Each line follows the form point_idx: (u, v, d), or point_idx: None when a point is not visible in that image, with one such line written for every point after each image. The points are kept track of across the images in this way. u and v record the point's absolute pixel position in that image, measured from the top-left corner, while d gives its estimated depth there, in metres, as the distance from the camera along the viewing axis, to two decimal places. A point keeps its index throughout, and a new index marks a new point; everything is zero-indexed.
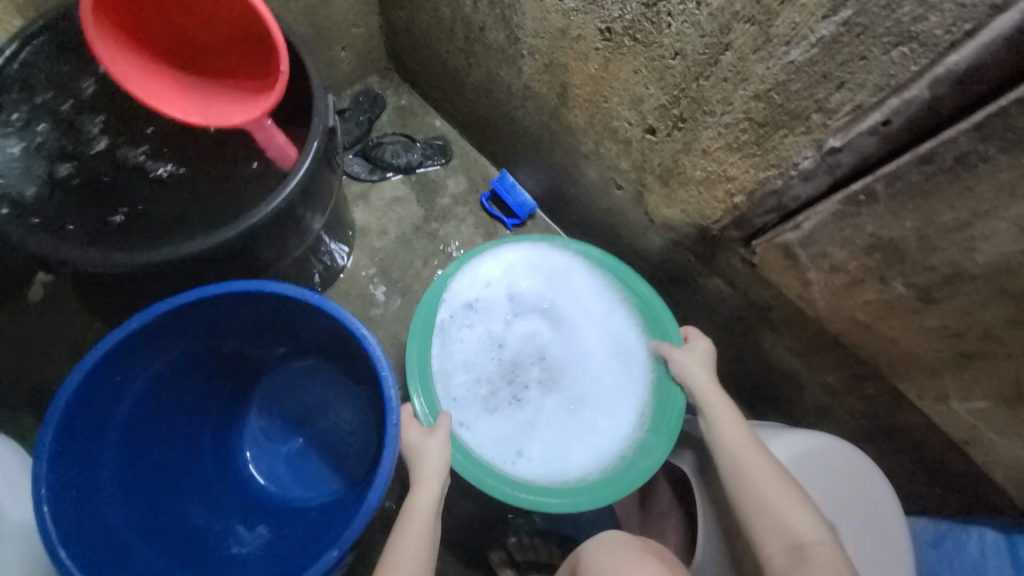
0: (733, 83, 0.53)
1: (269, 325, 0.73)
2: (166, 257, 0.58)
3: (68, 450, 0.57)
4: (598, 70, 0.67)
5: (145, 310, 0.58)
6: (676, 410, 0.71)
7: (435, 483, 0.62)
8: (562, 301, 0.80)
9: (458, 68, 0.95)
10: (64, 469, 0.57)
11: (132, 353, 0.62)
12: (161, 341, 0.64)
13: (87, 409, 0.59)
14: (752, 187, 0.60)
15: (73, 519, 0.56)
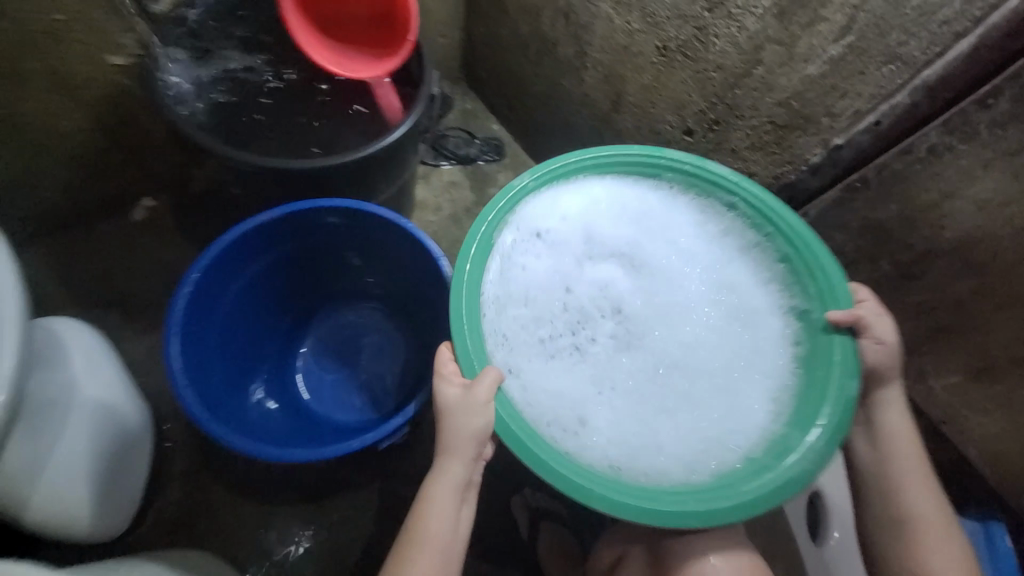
0: (761, 92, 0.68)
1: (351, 250, 0.85)
2: (298, 168, 0.73)
3: (194, 309, 0.70)
4: (650, 81, 0.82)
5: (264, 210, 0.72)
6: (840, 402, 0.54)
7: (477, 446, 0.56)
8: (653, 247, 0.67)
9: (526, 77, 1.11)
10: (190, 323, 0.70)
11: (243, 248, 0.75)
12: (267, 242, 0.77)
13: (207, 285, 0.72)
14: (770, 181, 0.73)
15: (189, 368, 0.68)
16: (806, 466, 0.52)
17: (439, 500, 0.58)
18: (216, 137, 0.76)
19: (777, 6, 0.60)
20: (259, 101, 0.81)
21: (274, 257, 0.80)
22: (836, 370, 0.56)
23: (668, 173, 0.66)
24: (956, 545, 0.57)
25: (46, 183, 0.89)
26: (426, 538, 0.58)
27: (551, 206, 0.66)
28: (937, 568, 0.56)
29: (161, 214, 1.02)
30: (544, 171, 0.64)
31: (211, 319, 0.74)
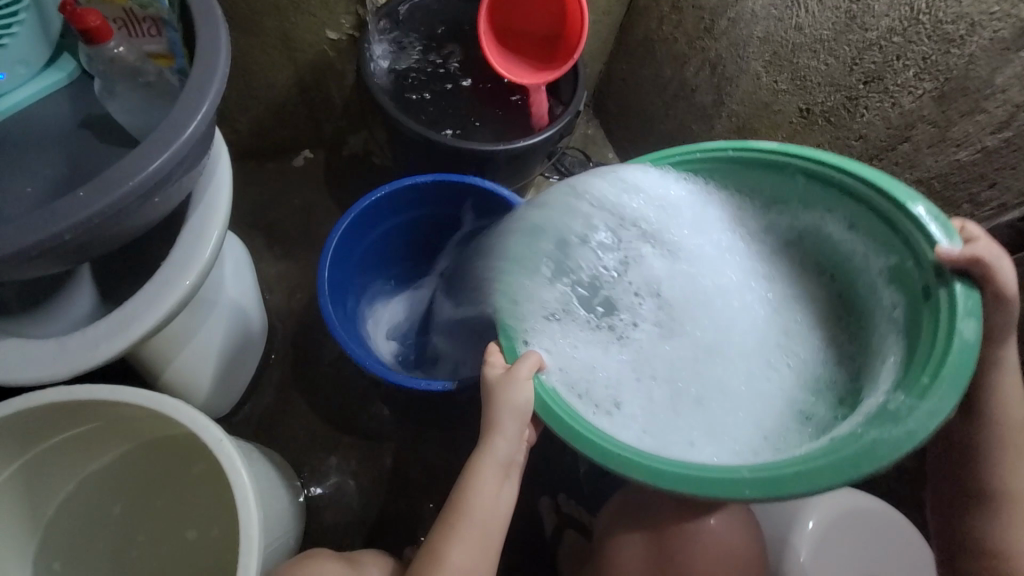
0: (902, 168, 0.71)
1: (471, 230, 0.93)
2: (455, 146, 0.85)
3: (343, 241, 0.82)
4: (784, 138, 0.86)
5: (417, 176, 0.83)
6: (956, 358, 0.47)
7: (519, 427, 0.57)
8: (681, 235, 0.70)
9: (654, 115, 1.18)
10: (337, 251, 0.81)
11: (387, 207, 0.86)
12: (407, 205, 0.88)
13: (354, 227, 0.83)
14: None
15: (330, 287, 0.79)
16: (909, 421, 0.45)
17: (480, 481, 0.59)
18: (395, 104, 0.89)
19: (937, 91, 0.65)
20: (434, 82, 0.94)
21: (405, 220, 0.90)
22: (949, 324, 0.48)
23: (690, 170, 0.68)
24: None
25: (243, 121, 1.07)
26: (465, 516, 0.59)
27: (569, 190, 0.69)
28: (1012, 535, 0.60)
29: (316, 166, 1.18)
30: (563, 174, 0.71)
31: (349, 255, 0.85)
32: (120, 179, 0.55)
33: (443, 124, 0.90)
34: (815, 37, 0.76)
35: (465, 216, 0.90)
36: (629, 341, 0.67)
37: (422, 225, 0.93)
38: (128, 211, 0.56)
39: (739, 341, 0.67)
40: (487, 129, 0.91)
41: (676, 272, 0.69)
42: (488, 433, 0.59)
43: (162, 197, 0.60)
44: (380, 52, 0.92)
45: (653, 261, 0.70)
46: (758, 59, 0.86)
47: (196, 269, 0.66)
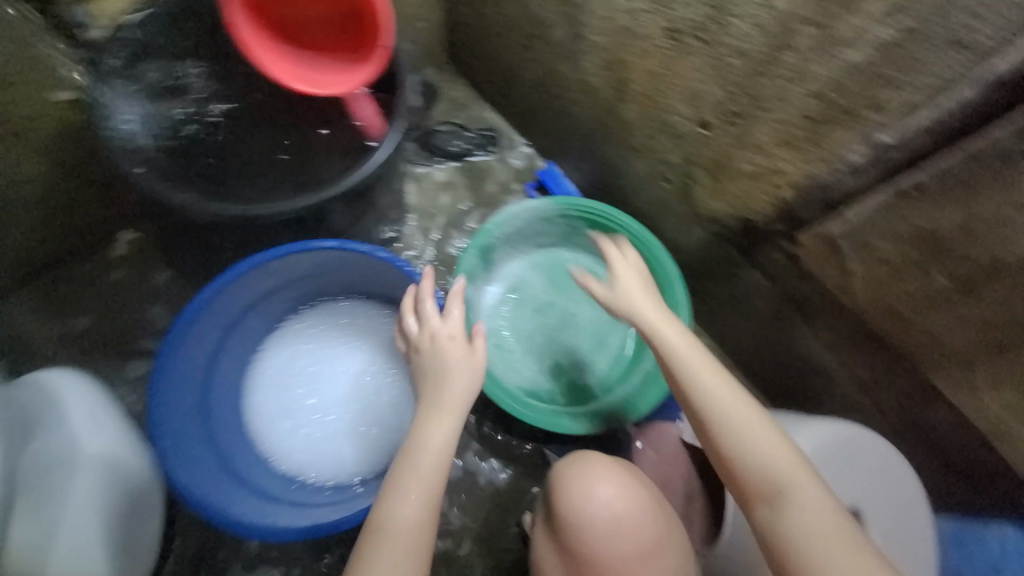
0: (792, 81, 0.58)
1: (335, 278, 0.77)
2: (283, 208, 0.69)
3: (174, 371, 0.64)
4: (658, 67, 0.72)
5: (230, 267, 0.65)
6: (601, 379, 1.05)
7: (456, 405, 0.61)
8: (299, 386, 0.76)
9: (518, 63, 1.00)
10: (172, 386, 0.64)
11: (213, 315, 0.67)
12: (234, 300, 0.69)
13: (176, 366, 0.64)
14: (801, 181, 0.65)
15: (176, 438, 0.63)
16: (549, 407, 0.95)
17: (420, 449, 0.58)
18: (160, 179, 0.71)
19: None
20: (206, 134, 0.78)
21: (245, 313, 0.73)
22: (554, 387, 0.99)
23: (346, 368, 0.77)
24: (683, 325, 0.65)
25: (15, 233, 0.83)
26: (410, 475, 0.56)
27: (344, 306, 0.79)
28: (763, 453, 0.55)
29: (142, 248, 0.95)
30: (298, 345, 0.78)
31: (188, 400, 0.66)
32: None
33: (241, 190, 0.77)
34: None
35: (324, 270, 0.74)
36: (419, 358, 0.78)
37: (271, 295, 0.74)
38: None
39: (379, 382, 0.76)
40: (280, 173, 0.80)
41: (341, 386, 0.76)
42: (429, 411, 0.60)
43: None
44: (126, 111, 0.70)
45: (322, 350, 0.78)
46: None
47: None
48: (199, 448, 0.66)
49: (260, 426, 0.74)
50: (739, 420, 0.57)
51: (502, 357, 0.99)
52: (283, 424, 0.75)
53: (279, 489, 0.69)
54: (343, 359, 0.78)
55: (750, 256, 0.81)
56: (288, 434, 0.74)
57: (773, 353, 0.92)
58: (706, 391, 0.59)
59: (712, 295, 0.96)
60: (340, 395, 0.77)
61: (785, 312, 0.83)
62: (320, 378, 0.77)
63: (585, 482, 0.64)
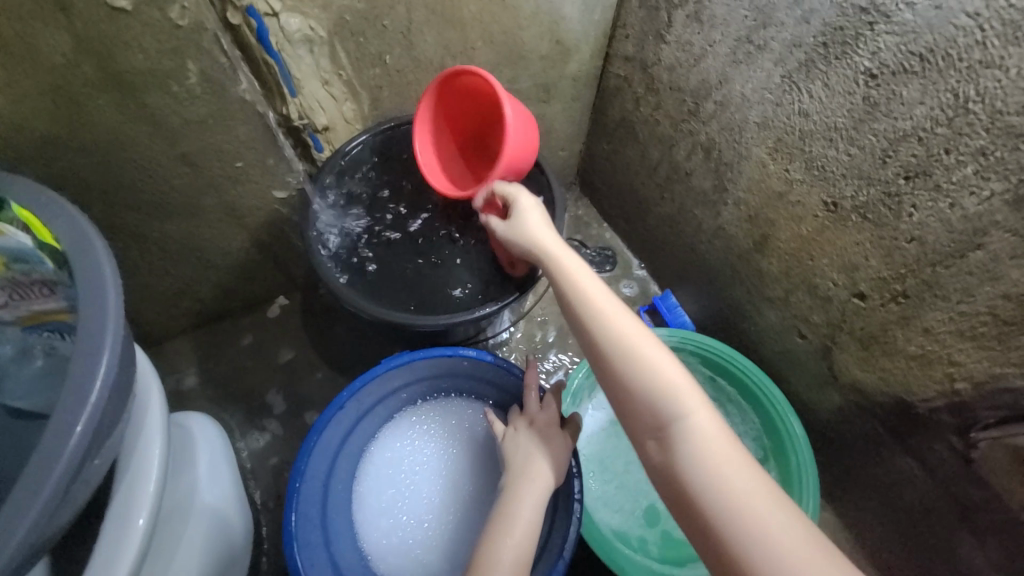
0: (979, 278, 0.55)
1: (461, 383, 0.80)
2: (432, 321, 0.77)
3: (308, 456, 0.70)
4: (810, 233, 0.72)
5: (376, 366, 0.73)
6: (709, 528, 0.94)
7: (545, 484, 0.62)
8: (407, 482, 0.78)
9: (649, 198, 1.07)
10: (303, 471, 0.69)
11: (354, 407, 0.74)
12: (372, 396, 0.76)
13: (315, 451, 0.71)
14: (981, 377, 0.59)
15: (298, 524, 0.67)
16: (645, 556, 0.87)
17: (510, 528, 0.57)
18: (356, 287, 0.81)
19: (1012, 193, 0.50)
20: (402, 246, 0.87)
21: (375, 406, 0.77)
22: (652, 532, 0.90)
23: (453, 471, 0.79)
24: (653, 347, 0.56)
25: (205, 291, 0.98)
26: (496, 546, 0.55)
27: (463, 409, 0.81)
28: (749, 524, 0.46)
29: (291, 313, 1.08)
30: (412, 439, 0.80)
31: (313, 484, 0.71)
32: (33, 489, 0.45)
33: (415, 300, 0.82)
34: (829, 123, 0.63)
35: (452, 376, 0.79)
36: None
37: (401, 391, 0.79)
38: (49, 523, 0.45)
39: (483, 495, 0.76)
40: (456, 287, 0.84)
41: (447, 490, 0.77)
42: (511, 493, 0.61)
43: (89, 475, 0.49)
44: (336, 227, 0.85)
45: (434, 448, 0.80)
46: (761, 146, 0.74)
47: (145, 514, 0.56)
48: (314, 530, 0.70)
49: (365, 518, 0.76)
50: (729, 481, 0.49)
51: (597, 487, 0.94)
52: (387, 522, 0.76)
53: None
54: (451, 462, 0.79)
55: (901, 438, 0.73)
56: (389, 533, 0.75)
57: (919, 555, 0.79)
58: (678, 442, 0.52)
59: (841, 466, 0.86)
60: (443, 500, 0.77)
61: (942, 512, 0.72)
62: (429, 477, 0.78)
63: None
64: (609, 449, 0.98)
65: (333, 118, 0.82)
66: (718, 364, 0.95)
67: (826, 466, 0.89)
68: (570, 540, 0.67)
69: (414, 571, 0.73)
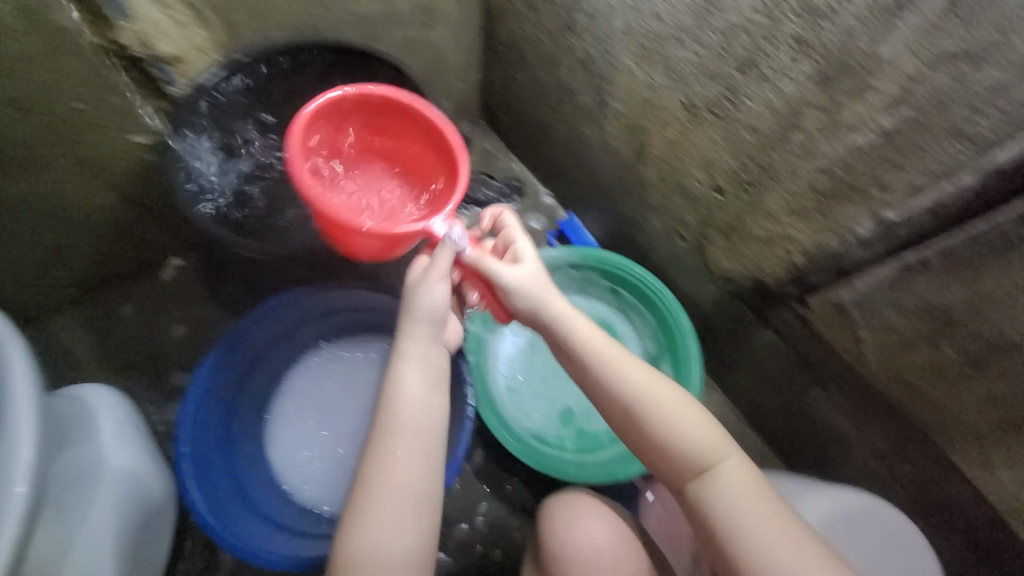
0: (801, 157, 0.62)
1: (356, 313, 0.81)
2: None
3: (201, 398, 0.69)
4: (676, 136, 0.77)
5: (257, 306, 0.73)
6: None
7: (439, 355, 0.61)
8: (317, 416, 0.80)
9: (545, 122, 1.08)
10: (198, 413, 0.69)
11: (238, 354, 0.73)
12: (261, 338, 0.75)
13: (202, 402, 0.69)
14: (810, 248, 0.67)
15: (199, 462, 0.67)
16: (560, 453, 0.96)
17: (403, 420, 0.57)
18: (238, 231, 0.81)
19: (818, 73, 0.57)
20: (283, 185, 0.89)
21: (271, 345, 0.77)
22: (566, 433, 0.99)
23: (360, 398, 0.81)
24: (671, 392, 0.58)
25: (78, 256, 0.90)
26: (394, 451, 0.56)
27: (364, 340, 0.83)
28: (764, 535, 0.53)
29: (185, 274, 1.01)
30: (316, 376, 0.82)
31: (212, 425, 0.71)
32: None
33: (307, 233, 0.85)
34: (679, 25, 0.67)
35: (345, 306, 0.80)
36: None
37: (295, 328, 0.79)
38: None
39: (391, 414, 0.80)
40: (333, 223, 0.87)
41: (357, 417, 0.80)
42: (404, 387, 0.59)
43: None
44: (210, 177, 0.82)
45: (339, 381, 0.82)
46: (627, 55, 0.77)
47: (21, 475, 0.55)
48: (219, 474, 0.70)
49: (278, 455, 0.77)
50: (745, 503, 0.55)
51: (515, 401, 1.01)
52: (300, 455, 0.78)
53: (292, 517, 0.72)
54: (358, 391, 0.82)
55: (762, 315, 0.83)
56: (305, 465, 0.77)
57: (784, 414, 0.92)
58: (707, 481, 0.56)
59: (723, 350, 0.97)
60: (354, 426, 0.79)
61: (796, 373, 0.84)
62: (338, 408, 0.80)
63: (572, 518, 0.70)
64: (527, 364, 1.04)
65: (181, 46, 0.73)
66: (615, 274, 1.02)
67: (713, 352, 1.00)
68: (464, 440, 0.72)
69: (334, 492, 0.76)
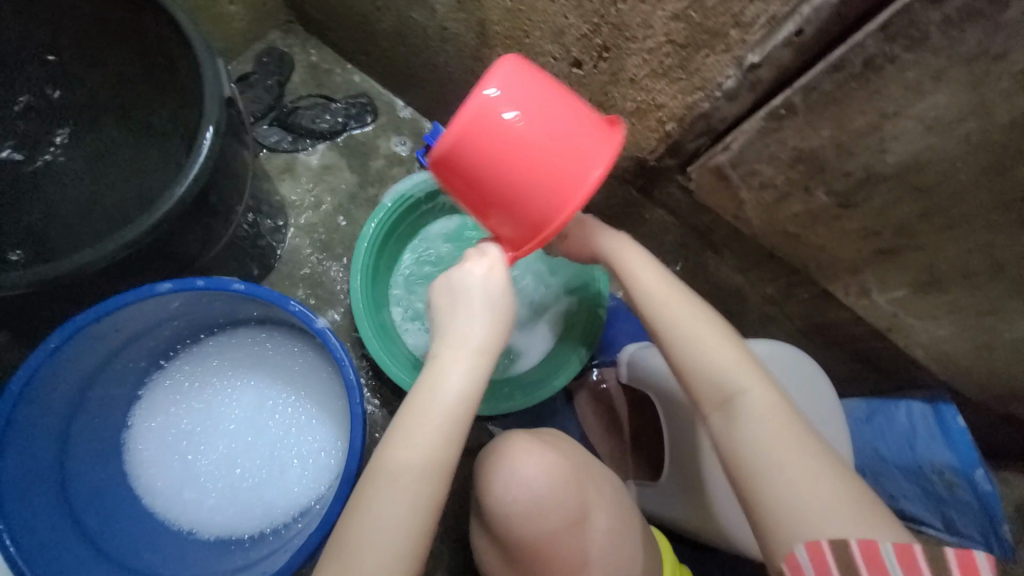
0: (651, 4, 0.52)
1: (190, 318, 0.67)
2: (83, 262, 0.56)
3: (6, 485, 0.54)
4: (513, 3, 0.63)
5: (34, 356, 0.54)
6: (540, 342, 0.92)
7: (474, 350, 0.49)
8: (192, 445, 0.68)
9: (367, 14, 0.86)
10: (10, 502, 0.54)
11: (43, 413, 0.57)
12: (70, 384, 0.59)
13: (11, 484, 0.54)
14: (681, 113, 0.60)
15: (41, 554, 0.54)
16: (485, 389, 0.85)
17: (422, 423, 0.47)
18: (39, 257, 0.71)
19: None
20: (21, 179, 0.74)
21: (89, 389, 0.62)
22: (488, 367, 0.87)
23: (237, 410, 0.70)
24: (731, 346, 0.53)
25: None
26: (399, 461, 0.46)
27: (221, 346, 0.71)
28: (797, 489, 0.47)
29: None
30: (176, 403, 0.69)
31: (42, 507, 0.57)
32: None
33: (62, 230, 0.74)
34: None
35: (171, 316, 0.64)
36: (314, 382, 0.71)
37: (113, 360, 0.63)
38: None
39: (281, 415, 0.70)
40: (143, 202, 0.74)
41: (241, 430, 0.69)
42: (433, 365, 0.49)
43: None
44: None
45: (205, 400, 0.70)
46: None
47: None
48: (74, 550, 0.58)
49: (159, 502, 0.66)
50: (792, 452, 0.48)
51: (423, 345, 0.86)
52: (187, 493, 0.67)
53: (201, 560, 0.63)
54: (232, 402, 0.70)
55: (650, 194, 0.78)
56: (199, 500, 0.67)
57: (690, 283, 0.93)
58: (736, 420, 0.51)
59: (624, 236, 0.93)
60: (243, 441, 0.69)
61: (692, 244, 0.82)
62: (216, 429, 0.69)
63: (506, 463, 0.62)
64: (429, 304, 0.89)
65: None
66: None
67: None
68: (360, 431, 0.60)
69: (243, 517, 0.67)
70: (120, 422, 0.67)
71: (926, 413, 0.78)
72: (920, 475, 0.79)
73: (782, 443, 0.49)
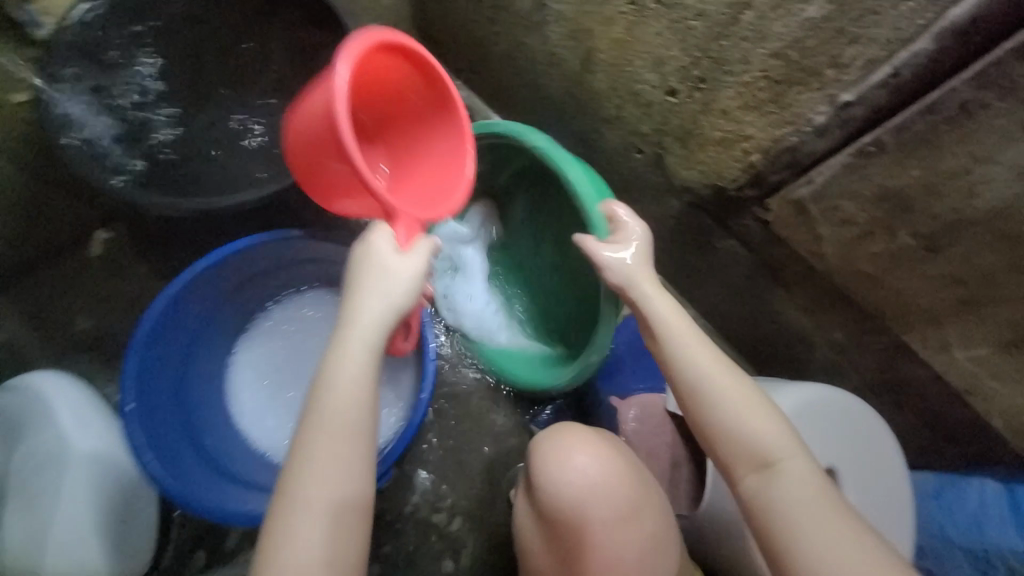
0: (752, 42, 0.57)
1: (302, 269, 0.77)
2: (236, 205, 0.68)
3: (145, 374, 0.65)
4: (622, 34, 0.70)
5: (186, 268, 0.65)
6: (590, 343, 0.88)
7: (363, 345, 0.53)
8: (279, 380, 0.78)
9: (485, 37, 0.98)
10: (145, 389, 0.65)
11: (179, 320, 0.68)
12: (202, 302, 0.70)
13: (146, 374, 0.65)
14: (767, 145, 0.63)
15: (157, 438, 0.64)
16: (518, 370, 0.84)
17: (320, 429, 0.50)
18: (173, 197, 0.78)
19: None
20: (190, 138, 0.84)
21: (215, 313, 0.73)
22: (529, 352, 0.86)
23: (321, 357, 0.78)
24: (763, 409, 0.56)
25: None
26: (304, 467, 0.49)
27: (318, 299, 0.81)
28: (824, 549, 0.49)
29: (119, 247, 0.94)
30: (273, 341, 0.79)
31: (163, 401, 0.68)
32: None
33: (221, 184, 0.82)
34: None
35: (289, 264, 0.75)
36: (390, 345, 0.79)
37: (237, 292, 0.74)
38: None
39: None
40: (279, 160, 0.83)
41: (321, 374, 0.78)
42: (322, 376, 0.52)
43: None
44: (94, 118, 0.76)
45: (297, 343, 0.79)
46: None
47: None
48: (180, 443, 0.67)
49: (246, 422, 0.76)
50: (814, 512, 0.51)
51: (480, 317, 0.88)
52: (269, 420, 0.76)
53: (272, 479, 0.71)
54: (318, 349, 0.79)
55: (725, 223, 0.80)
56: (277, 428, 0.76)
57: (753, 320, 0.92)
58: (771, 478, 0.54)
59: (692, 264, 0.95)
60: None
61: (761, 278, 0.83)
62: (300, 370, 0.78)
63: (563, 451, 0.65)
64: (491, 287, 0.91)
65: None
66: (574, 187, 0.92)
67: (681, 268, 0.99)
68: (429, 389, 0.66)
69: None
70: (228, 348, 0.78)
71: (999, 495, 0.73)
72: (986, 562, 0.73)
73: (806, 501, 0.52)
